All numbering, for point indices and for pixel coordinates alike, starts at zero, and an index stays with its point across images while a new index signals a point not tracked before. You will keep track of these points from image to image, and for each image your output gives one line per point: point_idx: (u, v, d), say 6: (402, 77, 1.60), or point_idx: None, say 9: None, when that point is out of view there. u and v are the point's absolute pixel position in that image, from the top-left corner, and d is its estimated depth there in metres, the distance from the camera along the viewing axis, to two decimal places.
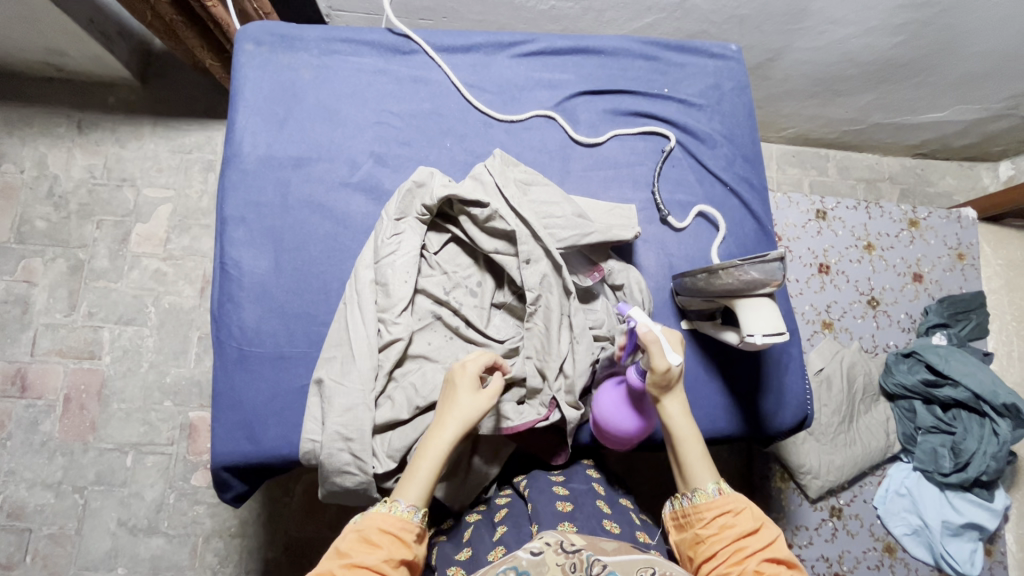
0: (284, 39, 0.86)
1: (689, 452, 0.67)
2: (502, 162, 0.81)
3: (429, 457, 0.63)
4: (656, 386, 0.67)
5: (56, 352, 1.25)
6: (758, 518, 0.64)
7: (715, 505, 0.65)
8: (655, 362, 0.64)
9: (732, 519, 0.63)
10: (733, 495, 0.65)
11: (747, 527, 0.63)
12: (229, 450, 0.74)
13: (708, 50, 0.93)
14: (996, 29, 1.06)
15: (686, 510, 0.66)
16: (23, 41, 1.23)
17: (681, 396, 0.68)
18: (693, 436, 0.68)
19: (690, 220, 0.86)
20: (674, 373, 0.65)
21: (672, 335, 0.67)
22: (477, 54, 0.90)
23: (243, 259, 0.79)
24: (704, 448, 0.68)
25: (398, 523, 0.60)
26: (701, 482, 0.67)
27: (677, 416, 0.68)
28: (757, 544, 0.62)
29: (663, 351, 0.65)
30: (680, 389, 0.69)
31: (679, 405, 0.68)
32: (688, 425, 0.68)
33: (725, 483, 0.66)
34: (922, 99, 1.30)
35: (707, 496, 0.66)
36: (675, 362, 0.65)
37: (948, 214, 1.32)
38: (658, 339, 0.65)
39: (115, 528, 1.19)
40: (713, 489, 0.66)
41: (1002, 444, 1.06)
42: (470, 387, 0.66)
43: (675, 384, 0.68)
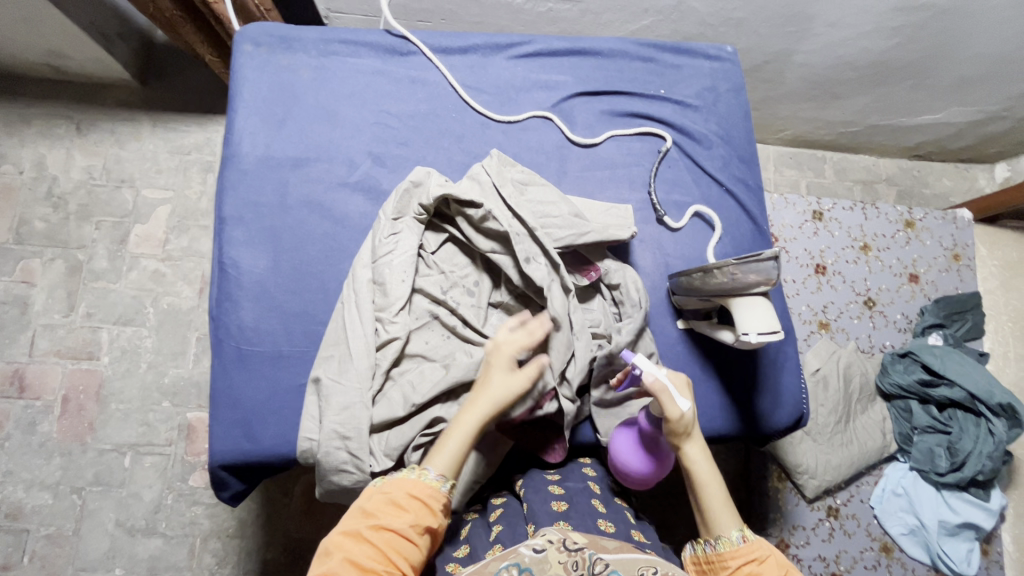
0: (283, 40, 0.86)
1: (711, 498, 0.68)
2: (500, 162, 0.81)
3: (462, 431, 0.66)
4: (675, 433, 0.68)
5: (54, 353, 1.25)
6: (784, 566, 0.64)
7: (739, 553, 0.65)
8: (668, 409, 0.67)
9: (757, 567, 0.64)
10: (756, 540, 0.65)
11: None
12: (227, 449, 0.74)
13: (704, 52, 0.94)
14: (991, 32, 1.07)
15: (710, 556, 0.67)
16: (24, 43, 1.23)
17: (700, 441, 0.70)
18: (714, 481, 0.69)
19: (687, 220, 0.87)
20: (688, 419, 0.67)
21: (679, 379, 0.69)
22: (475, 55, 0.90)
23: (241, 259, 0.79)
24: (726, 493, 0.69)
25: (426, 490, 0.62)
26: (724, 530, 0.67)
27: (697, 462, 0.69)
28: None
29: (673, 399, 0.66)
30: (698, 434, 0.70)
31: (699, 451, 0.69)
32: (709, 471, 0.69)
33: (749, 528, 0.66)
34: (919, 102, 1.31)
35: (730, 543, 0.66)
36: (685, 409, 0.67)
37: (943, 215, 1.33)
38: (667, 389, 0.66)
39: (113, 529, 1.19)
40: (737, 536, 0.66)
41: (997, 443, 1.07)
42: (506, 367, 0.69)
43: (693, 430, 0.69)
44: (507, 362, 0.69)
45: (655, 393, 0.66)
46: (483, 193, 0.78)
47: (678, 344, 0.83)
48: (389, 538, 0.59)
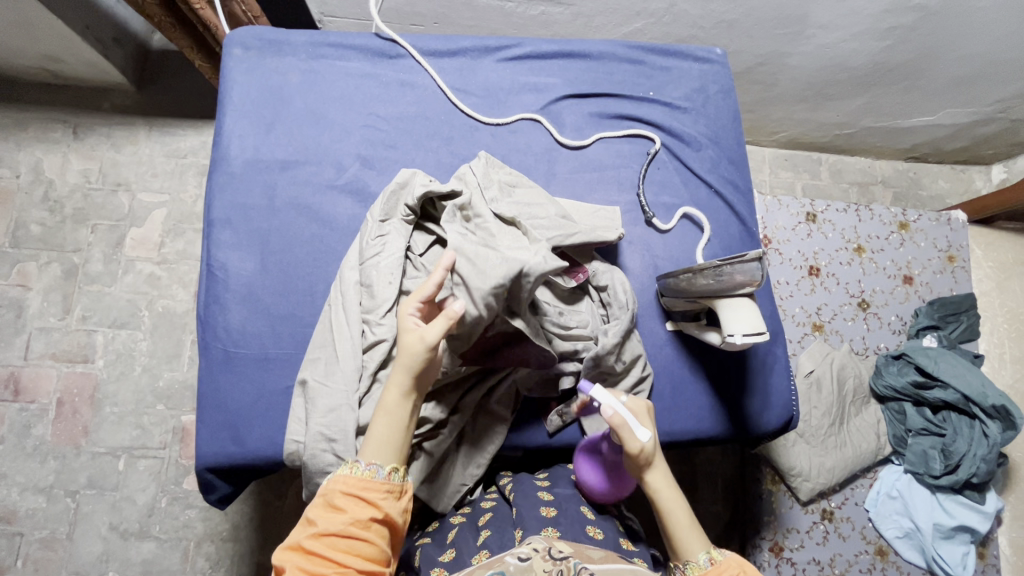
0: (273, 43, 0.87)
1: (676, 524, 0.67)
2: (484, 163, 0.82)
3: (385, 413, 0.64)
4: (633, 462, 0.67)
5: (49, 356, 1.25)
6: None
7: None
8: (625, 443, 0.65)
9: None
10: (725, 561, 0.64)
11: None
12: (214, 451, 0.74)
13: (693, 54, 0.94)
14: (982, 33, 1.07)
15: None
16: (20, 48, 1.24)
17: (663, 468, 0.68)
18: (679, 505, 0.68)
19: (675, 222, 0.87)
20: (648, 450, 0.66)
21: (637, 405, 0.68)
22: (464, 58, 0.91)
23: (229, 261, 0.79)
24: (692, 515, 0.68)
25: (360, 483, 0.60)
26: (692, 553, 0.66)
27: (659, 489, 0.68)
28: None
29: (633, 432, 0.65)
30: (660, 460, 0.69)
31: (660, 478, 0.68)
32: (672, 497, 0.68)
33: (718, 549, 0.65)
34: (913, 103, 1.31)
35: (699, 568, 0.64)
36: (645, 441, 0.65)
37: (937, 217, 1.33)
38: (626, 423, 0.65)
39: (106, 532, 1.19)
40: (705, 560, 0.65)
41: (991, 446, 1.06)
42: (412, 328, 0.63)
43: (655, 457, 0.68)
44: (412, 322, 0.64)
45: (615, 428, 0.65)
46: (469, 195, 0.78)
47: (667, 346, 0.83)
48: (333, 542, 0.58)
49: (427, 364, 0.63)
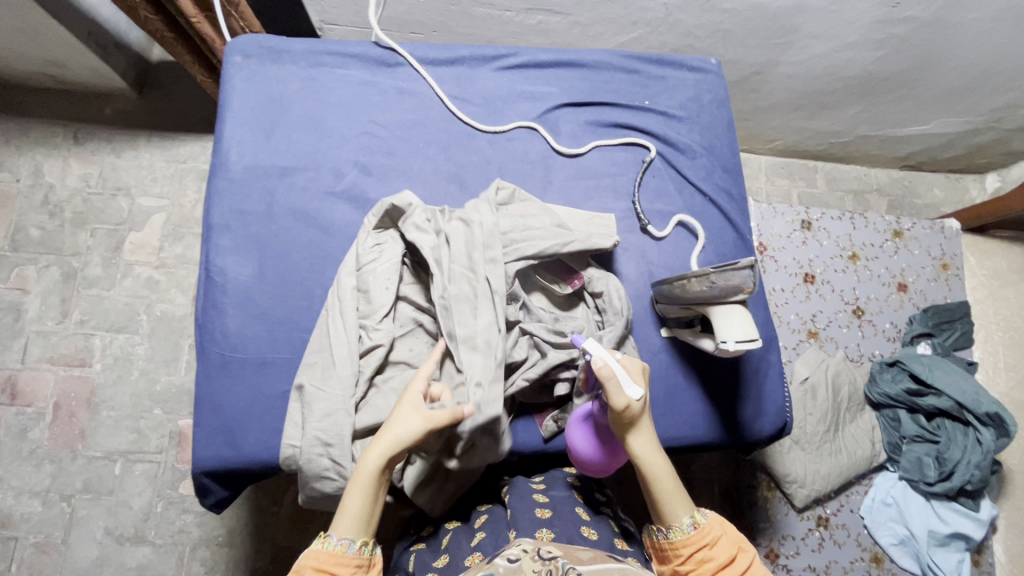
0: (273, 51, 0.88)
1: (662, 491, 0.67)
2: (490, 206, 0.79)
3: (358, 486, 0.62)
4: (619, 424, 0.66)
5: (47, 359, 1.26)
6: (734, 547, 0.65)
7: (690, 542, 0.66)
8: (614, 402, 0.64)
9: (708, 552, 0.65)
10: (706, 525, 0.66)
11: (724, 559, 0.65)
12: (209, 456, 0.75)
13: (688, 64, 0.96)
14: (974, 44, 1.08)
15: (665, 544, 0.68)
16: (22, 53, 1.25)
17: (648, 432, 0.68)
18: (664, 470, 0.68)
19: (670, 229, 0.88)
20: (635, 410, 0.65)
21: (632, 365, 0.68)
22: (461, 67, 0.92)
23: (227, 266, 0.80)
24: (676, 478, 0.68)
25: (331, 558, 0.61)
26: (676, 518, 0.67)
27: (645, 453, 0.67)
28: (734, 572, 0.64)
29: (621, 388, 0.63)
30: (647, 425, 0.68)
31: (647, 443, 0.67)
32: (658, 462, 0.68)
33: (700, 513, 0.67)
34: (906, 112, 1.33)
35: (682, 532, 0.66)
36: (635, 399, 0.64)
37: (931, 225, 1.34)
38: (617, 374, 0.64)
39: (101, 537, 1.18)
40: (688, 524, 0.66)
41: (985, 453, 1.06)
42: (413, 406, 0.64)
43: (641, 420, 0.67)
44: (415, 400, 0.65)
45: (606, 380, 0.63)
46: (472, 241, 0.76)
47: (661, 352, 0.84)
48: None
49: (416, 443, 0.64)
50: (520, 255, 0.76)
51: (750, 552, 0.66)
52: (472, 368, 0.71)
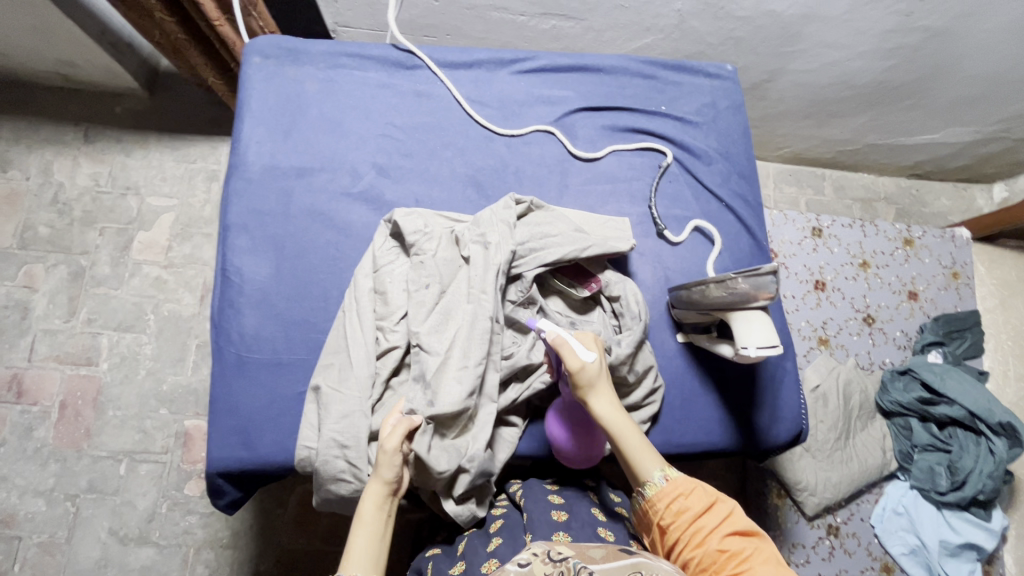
0: (292, 52, 0.88)
1: (630, 448, 0.67)
2: (508, 224, 0.78)
3: (362, 525, 0.64)
4: (578, 387, 0.67)
5: (53, 358, 1.25)
6: (709, 496, 0.64)
7: (665, 493, 0.64)
8: (569, 365, 0.67)
9: (684, 502, 0.64)
10: (679, 477, 0.66)
11: (700, 507, 0.63)
12: (224, 456, 0.74)
13: (704, 70, 0.96)
14: (986, 55, 1.09)
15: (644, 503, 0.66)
16: (35, 52, 1.25)
17: (607, 392, 0.68)
18: (630, 428, 0.68)
19: (687, 234, 0.88)
20: (591, 372, 0.67)
21: (585, 336, 0.70)
22: (479, 70, 0.92)
23: (244, 266, 0.80)
24: (642, 436, 0.69)
25: None
26: (648, 474, 0.66)
27: (608, 413, 0.67)
28: (713, 519, 0.62)
29: (574, 350, 0.67)
30: (607, 386, 0.68)
31: (609, 403, 0.68)
32: (621, 420, 0.67)
33: (669, 468, 0.67)
34: (916, 121, 1.33)
35: (656, 486, 0.65)
36: (587, 359, 0.67)
37: (942, 233, 1.34)
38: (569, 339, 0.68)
39: (105, 537, 1.18)
40: (659, 477, 0.65)
41: (997, 463, 1.06)
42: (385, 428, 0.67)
43: (598, 382, 0.68)
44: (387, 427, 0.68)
45: (558, 343, 0.67)
46: (489, 261, 0.75)
47: (677, 357, 0.83)
48: None
49: (393, 472, 0.66)
50: (541, 262, 0.77)
51: (729, 501, 0.64)
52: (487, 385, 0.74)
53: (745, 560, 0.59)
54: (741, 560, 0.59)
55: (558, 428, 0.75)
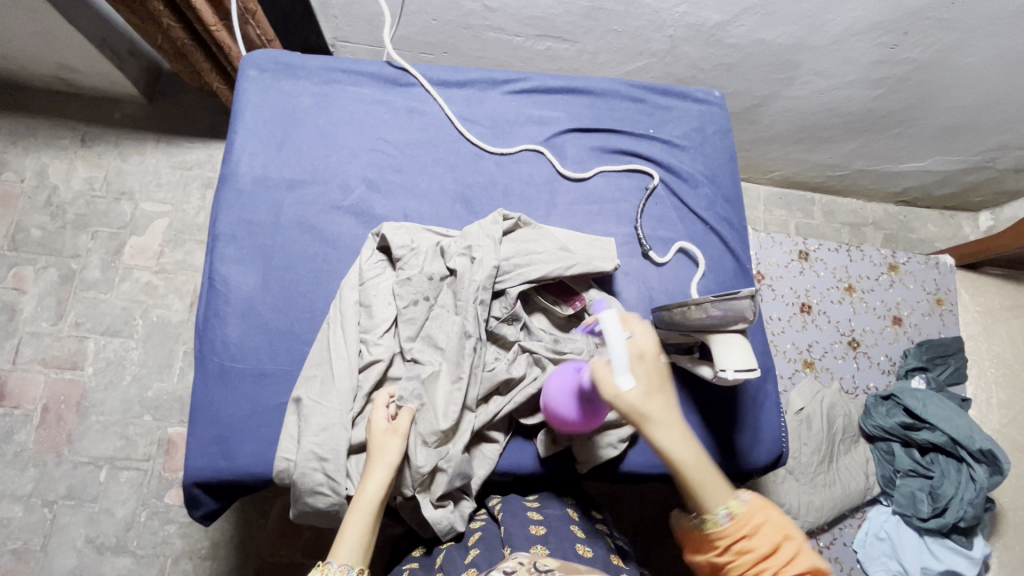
0: (287, 66, 0.90)
1: (693, 480, 0.62)
2: (494, 240, 0.79)
3: (358, 512, 0.67)
4: (628, 417, 0.63)
5: (39, 361, 1.24)
6: (774, 534, 0.60)
7: (728, 533, 0.60)
8: (608, 399, 0.63)
9: (748, 543, 0.60)
10: (745, 513, 0.61)
11: (766, 549, 0.59)
12: (203, 465, 0.74)
13: (692, 95, 0.98)
14: (970, 88, 1.12)
15: (702, 535, 0.62)
16: (36, 56, 1.27)
17: (664, 423, 0.62)
18: (692, 461, 0.62)
19: (671, 255, 0.89)
20: (636, 403, 0.62)
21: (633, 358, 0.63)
22: (471, 89, 0.94)
23: (231, 276, 0.80)
24: (709, 466, 0.63)
25: None
26: (711, 508, 0.62)
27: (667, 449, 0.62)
28: (777, 561, 0.59)
29: (609, 380, 0.63)
30: (662, 416, 0.62)
31: (667, 437, 0.62)
32: (681, 453, 0.62)
33: (735, 501, 0.62)
34: (903, 149, 1.36)
35: (718, 523, 0.61)
36: (627, 391, 0.62)
37: (926, 260, 1.36)
38: (605, 366, 0.64)
39: (82, 545, 1.16)
40: (722, 515, 0.61)
41: (978, 490, 1.07)
42: (382, 420, 0.71)
43: (652, 413, 0.62)
44: (383, 418, 0.71)
45: (593, 371, 0.64)
46: (474, 278, 0.76)
47: None
48: None
49: (396, 457, 0.69)
50: (525, 279, 0.78)
51: (794, 537, 0.60)
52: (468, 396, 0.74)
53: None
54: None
55: (575, 413, 0.70)
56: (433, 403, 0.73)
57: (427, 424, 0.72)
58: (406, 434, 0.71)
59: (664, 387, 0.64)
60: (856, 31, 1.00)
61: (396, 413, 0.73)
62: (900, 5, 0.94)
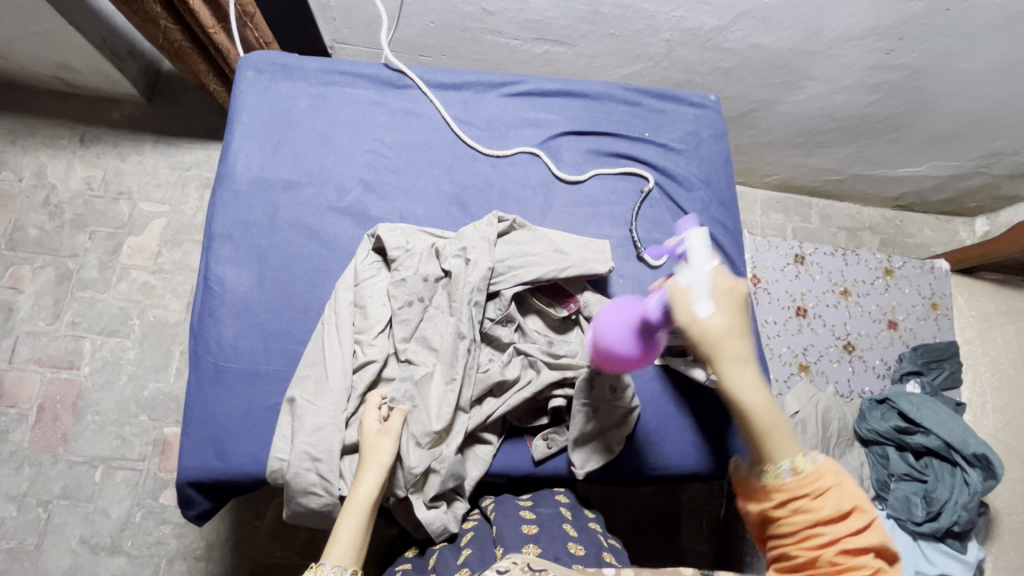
0: (285, 68, 0.90)
1: (758, 426, 0.56)
2: (489, 242, 0.79)
3: (351, 514, 0.67)
4: (698, 347, 0.57)
5: (35, 360, 1.24)
6: (843, 500, 0.53)
7: (787, 487, 0.54)
8: (680, 323, 0.58)
9: (810, 502, 0.53)
10: (812, 472, 0.54)
11: (829, 514, 0.52)
12: (196, 465, 0.74)
13: (688, 99, 0.99)
14: (965, 94, 1.12)
15: (758, 485, 0.56)
16: (35, 56, 1.27)
17: (739, 360, 0.55)
18: (759, 409, 0.55)
19: (666, 258, 0.89)
20: (711, 333, 0.56)
21: (718, 287, 0.57)
22: (468, 92, 0.94)
23: (227, 276, 0.80)
24: (779, 419, 0.56)
25: None
26: (772, 460, 0.56)
27: (736, 389, 0.55)
28: (839, 528, 0.52)
29: (686, 305, 0.57)
30: (738, 354, 0.55)
31: (738, 376, 0.55)
32: (752, 397, 0.55)
33: (804, 459, 0.54)
34: (899, 154, 1.36)
35: (777, 476, 0.55)
36: (705, 317, 0.56)
37: (921, 264, 1.37)
38: (683, 289, 0.59)
39: (76, 546, 1.16)
40: (784, 470, 0.55)
41: (972, 494, 1.07)
42: (374, 421, 0.71)
43: (726, 348, 0.56)
44: (374, 419, 0.72)
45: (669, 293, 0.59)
46: (468, 280, 0.77)
47: (654, 380, 0.84)
48: None
49: (389, 457, 0.70)
50: (519, 281, 0.78)
51: (868, 510, 0.53)
52: (460, 398, 0.74)
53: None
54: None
55: (637, 348, 0.65)
56: (425, 404, 0.73)
57: (419, 425, 0.72)
58: (398, 435, 0.71)
59: (746, 326, 0.57)
60: (852, 36, 1.00)
61: (388, 414, 0.73)
62: (895, 11, 0.94)
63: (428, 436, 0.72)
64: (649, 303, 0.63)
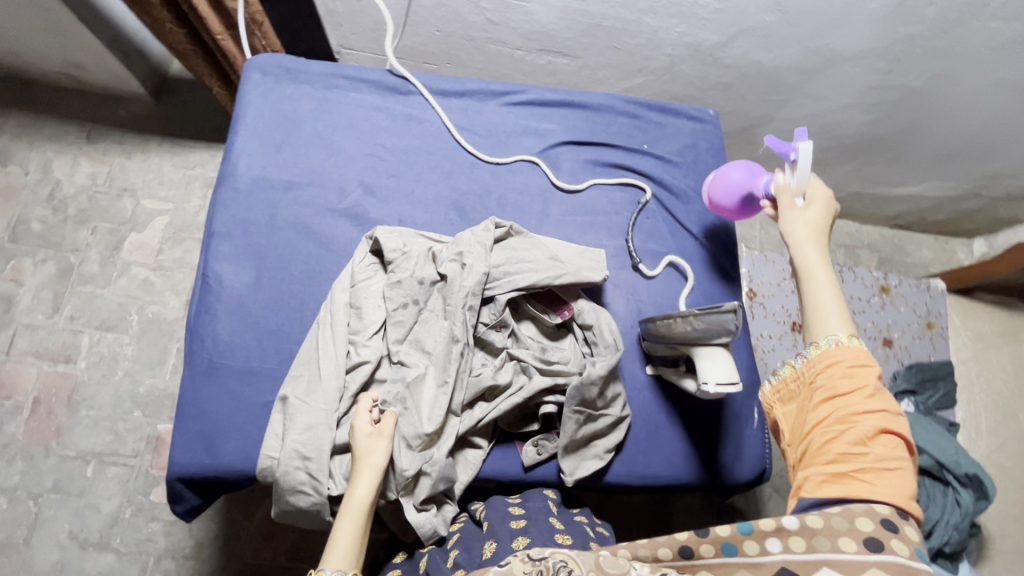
0: (290, 71, 0.92)
1: (812, 298, 0.64)
2: (485, 248, 0.80)
3: (347, 518, 0.67)
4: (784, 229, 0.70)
5: (32, 353, 1.25)
6: (878, 388, 0.57)
7: (831, 359, 0.59)
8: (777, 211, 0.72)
9: (849, 378, 0.57)
10: (854, 350, 0.59)
11: (865, 393, 0.56)
12: (187, 461, 0.74)
13: (687, 113, 1.00)
14: (961, 116, 1.14)
15: (800, 368, 0.61)
16: (47, 53, 1.29)
17: (817, 241, 0.67)
18: (827, 279, 0.64)
19: (660, 269, 0.90)
20: (798, 220, 0.69)
21: (817, 195, 0.70)
22: (469, 100, 0.96)
23: (224, 274, 0.81)
24: (840, 304, 0.62)
25: None
26: (817, 335, 0.61)
27: (805, 260, 0.66)
28: (870, 408, 0.55)
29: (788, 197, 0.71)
30: (818, 241, 0.67)
31: (815, 255, 0.66)
32: (820, 271, 0.64)
33: (850, 337, 0.60)
34: (897, 174, 1.37)
35: (822, 348, 0.60)
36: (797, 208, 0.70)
37: (917, 283, 1.37)
38: (789, 180, 0.73)
39: (65, 540, 1.15)
40: (829, 342, 0.60)
41: (963, 514, 1.07)
42: (367, 422, 0.72)
43: (808, 233, 0.68)
44: (367, 420, 0.72)
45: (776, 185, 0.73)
46: (463, 283, 0.78)
47: (646, 390, 0.84)
48: None
49: (383, 458, 0.70)
50: (514, 286, 0.79)
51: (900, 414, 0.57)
52: (453, 400, 0.75)
53: (883, 469, 0.53)
54: (874, 462, 0.53)
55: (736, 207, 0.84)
56: (418, 405, 0.74)
57: (410, 425, 0.73)
58: (392, 436, 0.72)
59: (828, 227, 0.69)
60: (849, 56, 1.02)
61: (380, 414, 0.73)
62: (893, 32, 0.96)
63: (419, 438, 0.73)
64: (760, 180, 0.79)
